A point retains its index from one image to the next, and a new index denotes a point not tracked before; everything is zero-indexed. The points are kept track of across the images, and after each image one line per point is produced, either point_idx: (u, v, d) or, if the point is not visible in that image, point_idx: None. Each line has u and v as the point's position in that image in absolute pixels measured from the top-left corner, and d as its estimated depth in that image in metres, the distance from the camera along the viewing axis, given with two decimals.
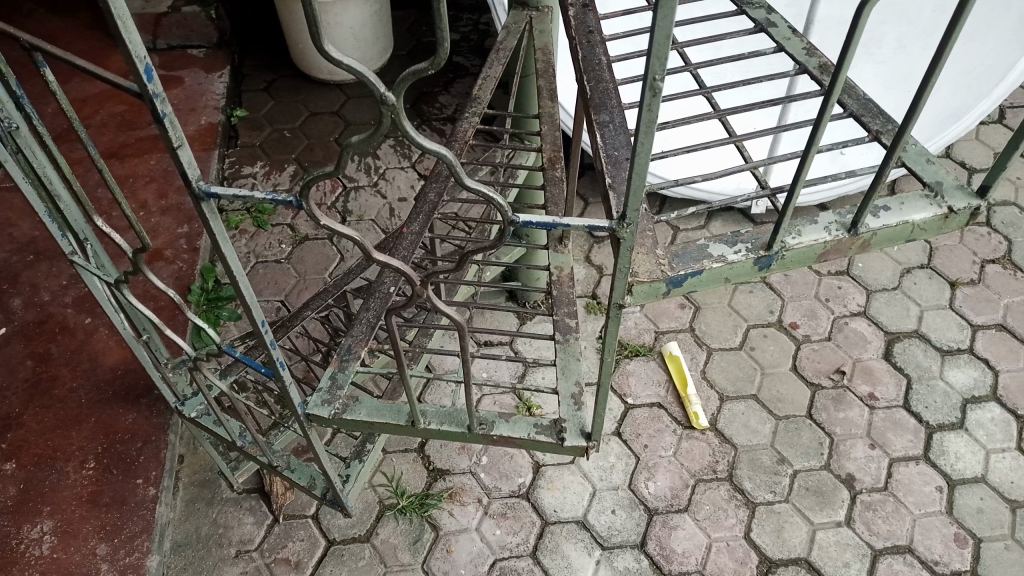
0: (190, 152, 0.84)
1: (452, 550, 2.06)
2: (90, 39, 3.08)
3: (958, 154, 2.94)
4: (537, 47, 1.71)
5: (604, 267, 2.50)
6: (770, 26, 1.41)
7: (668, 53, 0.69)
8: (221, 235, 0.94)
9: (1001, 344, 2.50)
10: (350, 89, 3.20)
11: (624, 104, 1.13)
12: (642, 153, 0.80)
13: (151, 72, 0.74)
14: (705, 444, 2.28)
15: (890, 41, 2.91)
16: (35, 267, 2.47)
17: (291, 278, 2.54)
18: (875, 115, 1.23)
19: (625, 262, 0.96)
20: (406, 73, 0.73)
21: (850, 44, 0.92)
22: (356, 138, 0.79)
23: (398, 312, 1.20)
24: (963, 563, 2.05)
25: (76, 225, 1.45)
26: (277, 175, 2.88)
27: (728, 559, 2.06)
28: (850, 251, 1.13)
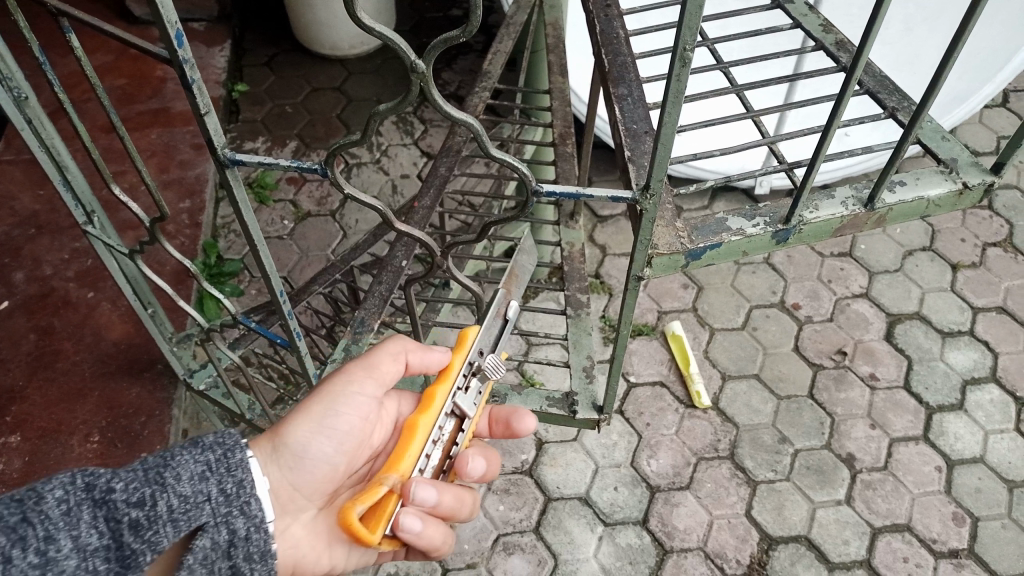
0: (216, 119, 0.84)
1: (456, 526, 2.08)
2: (91, 9, 3.06)
3: (961, 137, 2.94)
4: (547, 22, 1.71)
5: (608, 246, 2.50)
6: (786, 2, 1.41)
7: (699, 24, 0.69)
8: (244, 203, 0.94)
9: (1001, 327, 2.51)
10: (353, 65, 3.19)
11: (642, 77, 1.13)
12: (669, 124, 0.80)
13: (181, 37, 0.74)
14: (707, 422, 2.29)
15: (896, 23, 2.89)
16: (37, 241, 2.47)
17: (294, 254, 2.54)
18: (891, 92, 1.23)
19: (647, 234, 0.98)
20: (437, 40, 0.73)
21: (876, 19, 0.91)
22: (386, 106, 0.79)
23: (417, 282, 1.26)
24: (960, 542, 2.08)
25: (84, 197, 1.45)
26: (279, 151, 2.87)
27: (729, 536, 2.08)
28: (865, 226, 1.14)
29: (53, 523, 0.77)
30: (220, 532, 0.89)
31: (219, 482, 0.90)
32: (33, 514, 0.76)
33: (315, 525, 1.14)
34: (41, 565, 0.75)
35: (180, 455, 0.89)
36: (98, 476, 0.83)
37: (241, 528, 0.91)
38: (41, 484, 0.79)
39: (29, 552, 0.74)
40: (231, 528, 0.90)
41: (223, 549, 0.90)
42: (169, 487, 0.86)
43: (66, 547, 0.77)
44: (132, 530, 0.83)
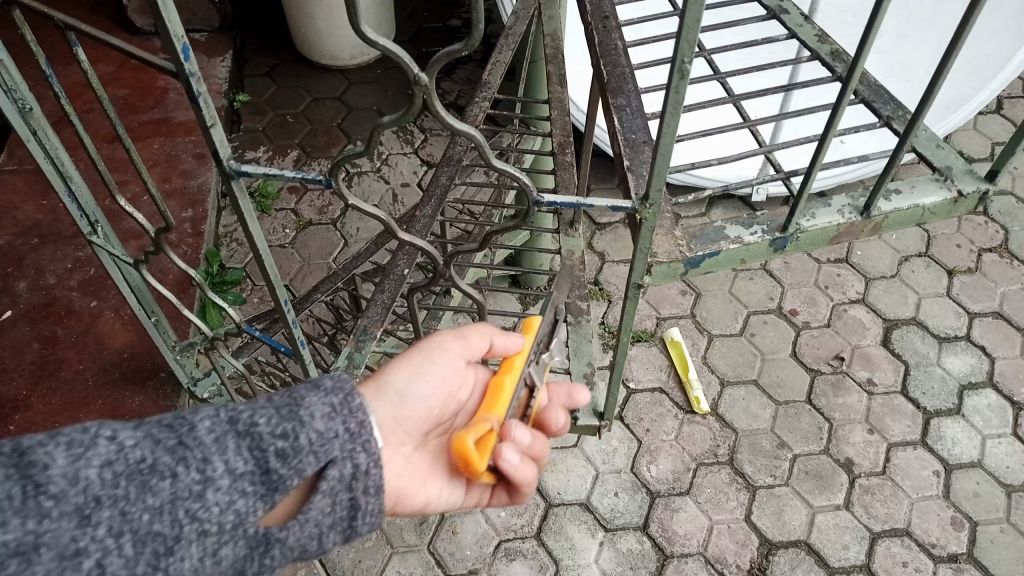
0: (223, 131, 0.86)
1: (458, 532, 2.09)
2: (93, 20, 3.09)
3: (957, 143, 2.97)
4: (546, 33, 1.73)
5: (606, 253, 2.52)
6: (782, 13, 1.43)
7: (697, 36, 0.71)
8: (249, 214, 0.96)
9: (997, 332, 2.53)
10: (353, 75, 3.21)
11: (640, 88, 1.15)
12: (668, 135, 0.82)
13: (189, 51, 0.76)
14: (706, 428, 2.31)
15: (890, 32, 2.95)
16: (39, 251, 2.48)
17: (295, 263, 2.56)
18: (886, 101, 1.25)
19: (646, 242, 1.00)
20: (440, 54, 0.74)
21: (870, 31, 0.93)
22: (390, 117, 0.81)
23: (420, 290, 1.28)
24: (959, 546, 2.09)
25: (87, 207, 1.46)
26: (281, 160, 2.89)
27: (729, 541, 2.09)
28: (862, 234, 1.15)
29: (205, 447, 0.77)
30: (356, 467, 0.86)
31: (354, 417, 0.86)
32: (185, 439, 0.77)
33: (412, 459, 1.14)
34: (198, 486, 0.75)
35: (310, 391, 0.86)
36: (241, 406, 0.82)
37: (371, 465, 0.87)
38: (191, 412, 0.79)
39: (186, 473, 0.75)
40: (356, 465, 0.86)
41: (355, 483, 0.87)
42: (305, 420, 0.83)
43: (218, 472, 0.77)
44: (275, 460, 0.80)
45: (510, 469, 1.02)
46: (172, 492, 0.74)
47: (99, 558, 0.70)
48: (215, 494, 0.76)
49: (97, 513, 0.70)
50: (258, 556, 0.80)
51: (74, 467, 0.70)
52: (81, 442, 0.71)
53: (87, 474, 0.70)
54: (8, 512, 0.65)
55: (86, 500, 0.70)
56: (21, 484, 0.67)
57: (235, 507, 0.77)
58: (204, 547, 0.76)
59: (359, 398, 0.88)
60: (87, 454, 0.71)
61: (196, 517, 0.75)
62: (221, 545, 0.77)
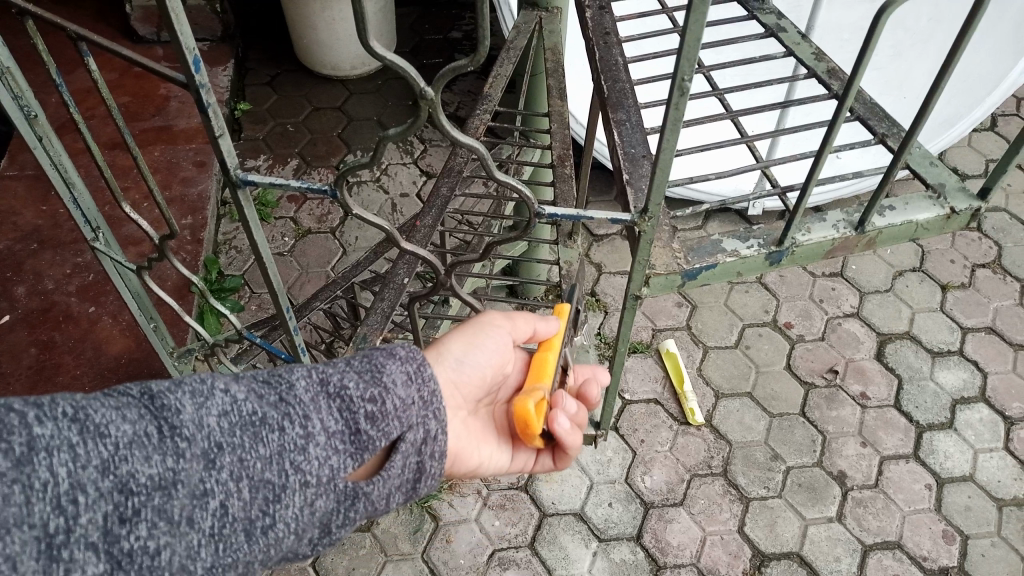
0: (230, 141, 0.87)
1: (452, 541, 2.10)
2: (95, 28, 3.11)
3: (951, 160, 3.00)
4: (547, 47, 1.75)
5: (603, 265, 2.54)
6: (780, 31, 1.45)
7: (697, 55, 0.73)
8: (254, 223, 0.97)
9: (989, 347, 2.56)
10: (353, 85, 3.23)
11: (640, 103, 1.17)
12: (667, 150, 0.84)
13: (199, 63, 0.78)
14: (700, 439, 2.32)
15: (886, 49, 2.97)
16: (38, 256, 2.49)
17: (294, 271, 2.57)
18: (880, 119, 1.27)
19: (645, 254, 1.02)
20: (446, 69, 0.76)
21: (864, 50, 0.95)
22: (396, 129, 0.83)
23: (421, 299, 1.29)
24: (950, 559, 2.11)
25: (89, 213, 1.48)
26: (280, 169, 2.90)
27: (722, 552, 2.10)
28: (856, 249, 1.17)
29: (304, 404, 0.80)
30: (426, 431, 0.91)
31: (425, 386, 0.91)
32: (286, 396, 0.80)
33: (467, 424, 1.19)
34: (301, 439, 0.78)
35: (387, 359, 0.90)
36: (329, 369, 0.85)
37: (437, 431, 0.92)
38: (286, 372, 0.83)
39: (291, 427, 0.78)
40: (426, 429, 0.91)
41: (424, 447, 0.91)
42: (387, 385, 0.87)
43: (317, 427, 0.80)
44: (364, 421, 0.83)
45: (562, 431, 1.12)
46: (280, 443, 0.77)
47: (223, 499, 0.73)
48: (316, 447, 0.79)
49: (221, 457, 0.73)
50: (346, 510, 0.82)
51: (197, 413, 0.73)
52: (200, 391, 0.74)
53: (209, 421, 0.73)
54: (147, 448, 0.69)
55: (210, 444, 0.73)
56: (156, 424, 0.70)
57: (331, 462, 0.80)
58: (306, 497, 0.78)
59: (428, 368, 0.92)
60: (207, 402, 0.74)
61: (299, 468, 0.78)
62: (319, 496, 0.79)
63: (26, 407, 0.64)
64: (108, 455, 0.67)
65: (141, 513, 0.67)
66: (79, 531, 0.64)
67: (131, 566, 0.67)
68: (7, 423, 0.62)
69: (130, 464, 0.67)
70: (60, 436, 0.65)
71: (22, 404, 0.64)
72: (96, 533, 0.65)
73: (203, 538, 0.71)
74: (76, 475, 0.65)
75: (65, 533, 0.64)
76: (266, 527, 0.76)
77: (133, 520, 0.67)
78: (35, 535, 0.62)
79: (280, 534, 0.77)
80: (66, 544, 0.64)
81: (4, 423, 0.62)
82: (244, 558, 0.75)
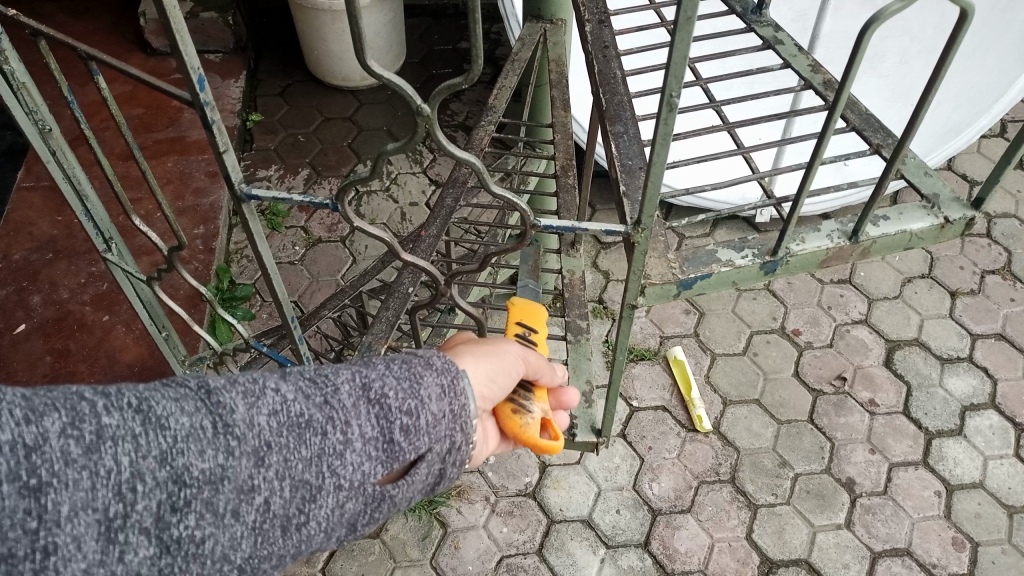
0: (235, 156, 0.89)
1: (460, 547, 2.12)
2: (109, 42, 3.16)
3: (960, 166, 3.00)
4: (551, 59, 1.77)
5: (611, 272, 2.55)
6: (777, 44, 1.47)
7: (683, 73, 0.75)
8: (259, 235, 0.99)
9: (1000, 354, 2.55)
10: (363, 96, 3.27)
11: (637, 115, 1.19)
12: (658, 164, 0.86)
13: (203, 82, 0.80)
14: (708, 446, 2.33)
15: (892, 56, 2.99)
16: (54, 265, 2.53)
17: (305, 279, 2.60)
18: (876, 130, 1.28)
19: (639, 265, 1.03)
20: (442, 87, 0.78)
21: (852, 60, 0.96)
22: (393, 145, 0.85)
23: (424, 308, 1.31)
24: (960, 566, 2.10)
25: (102, 224, 1.50)
26: (292, 179, 2.94)
27: (730, 559, 2.11)
28: (850, 259, 1.18)
29: (346, 409, 0.78)
30: (452, 443, 0.86)
31: (458, 399, 0.86)
32: (331, 399, 0.77)
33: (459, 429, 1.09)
34: (340, 445, 0.76)
35: (424, 369, 0.85)
36: (371, 372, 0.82)
37: (465, 443, 0.87)
38: (331, 372, 0.80)
39: (332, 431, 0.76)
40: (452, 441, 0.86)
41: (450, 456, 0.87)
42: (424, 397, 0.83)
43: (356, 433, 0.78)
44: (400, 433, 0.80)
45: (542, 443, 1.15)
46: (320, 446, 0.75)
47: (267, 495, 0.72)
48: (353, 453, 0.77)
49: (268, 456, 0.72)
50: (374, 512, 0.81)
51: (249, 412, 0.71)
52: (251, 391, 0.73)
53: (260, 420, 0.72)
54: (202, 442, 0.68)
55: (259, 442, 0.71)
56: (211, 420, 0.69)
57: (364, 468, 0.78)
58: (338, 500, 0.77)
59: (464, 381, 0.87)
60: (258, 402, 0.72)
61: (335, 471, 0.76)
62: (350, 499, 0.78)
63: (95, 395, 0.65)
64: (167, 447, 0.66)
65: (191, 504, 0.67)
66: (135, 516, 0.64)
67: (179, 552, 0.67)
68: (78, 411, 0.63)
69: (185, 457, 0.67)
70: (124, 426, 0.64)
71: (91, 393, 0.65)
72: (150, 519, 0.65)
73: (245, 531, 0.71)
74: (136, 464, 0.64)
75: (123, 517, 0.64)
76: (300, 525, 0.75)
77: (184, 510, 0.67)
78: (96, 518, 0.63)
79: (312, 531, 0.76)
80: (123, 528, 0.64)
81: (75, 411, 0.63)
82: (278, 552, 0.75)
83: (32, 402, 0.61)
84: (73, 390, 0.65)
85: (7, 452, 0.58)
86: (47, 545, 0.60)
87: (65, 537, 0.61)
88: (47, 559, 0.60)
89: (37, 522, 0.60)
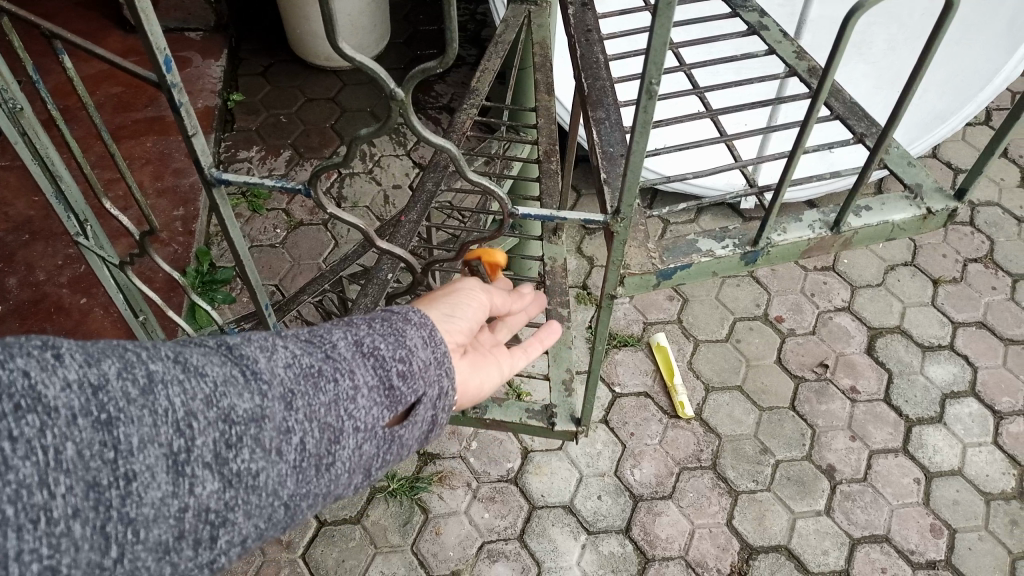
0: (204, 140, 0.87)
1: (441, 533, 2.11)
2: (87, 18, 3.10)
3: (944, 154, 3.00)
4: (535, 42, 1.74)
5: (595, 258, 2.54)
6: (762, 29, 1.45)
7: (664, 59, 0.73)
8: (230, 221, 0.97)
9: (981, 341, 2.56)
10: (346, 76, 3.23)
11: (620, 101, 1.17)
12: (638, 152, 0.84)
13: (170, 63, 0.78)
14: (690, 433, 2.33)
15: (880, 42, 2.97)
16: (30, 247, 2.49)
17: (286, 263, 2.57)
18: (860, 118, 1.27)
19: (619, 255, 1.02)
20: (416, 70, 0.76)
21: (837, 46, 0.95)
22: (366, 131, 0.83)
23: (398, 297, 1.29)
24: (938, 553, 2.11)
25: (78, 206, 1.47)
26: (273, 160, 2.90)
27: (711, 545, 2.11)
28: (832, 249, 1.17)
29: (349, 359, 0.79)
30: (442, 389, 0.86)
31: (440, 349, 0.87)
32: (332, 353, 0.78)
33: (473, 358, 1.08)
34: (353, 390, 0.77)
35: (405, 323, 0.85)
36: (360, 330, 0.82)
37: (452, 388, 0.88)
38: (326, 332, 0.80)
39: (344, 378, 0.77)
40: (442, 388, 0.86)
41: (440, 402, 0.87)
42: (413, 346, 0.84)
43: (363, 380, 0.78)
44: (398, 378, 0.81)
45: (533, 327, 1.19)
46: (336, 392, 0.76)
47: (302, 435, 0.73)
48: (365, 398, 0.78)
49: (295, 400, 0.73)
50: (387, 455, 0.82)
51: (269, 362, 0.73)
52: (267, 344, 0.74)
53: (280, 368, 0.73)
54: (238, 386, 0.70)
55: (285, 388, 0.72)
56: (238, 369, 0.71)
57: (375, 412, 0.79)
58: (359, 442, 0.78)
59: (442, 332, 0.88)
60: (274, 353, 0.74)
61: (352, 415, 0.77)
62: (369, 442, 0.79)
63: (137, 347, 0.66)
64: (210, 390, 0.68)
65: (243, 439, 0.69)
66: (196, 450, 0.66)
67: (240, 484, 0.69)
68: (127, 358, 0.65)
69: (228, 398, 0.68)
70: (170, 371, 0.66)
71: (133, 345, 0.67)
72: (209, 454, 0.67)
73: (289, 468, 0.72)
74: (188, 404, 0.66)
75: (186, 451, 0.65)
76: (329, 465, 0.76)
77: (237, 444, 0.68)
78: (162, 452, 0.64)
79: (339, 472, 0.77)
80: (188, 462, 0.66)
81: (125, 358, 0.65)
82: (316, 492, 0.75)
83: (89, 350, 0.63)
84: (114, 344, 0.67)
85: (76, 390, 0.61)
86: (127, 472, 0.62)
87: (140, 466, 0.63)
88: (129, 484, 0.62)
89: (113, 452, 0.62)
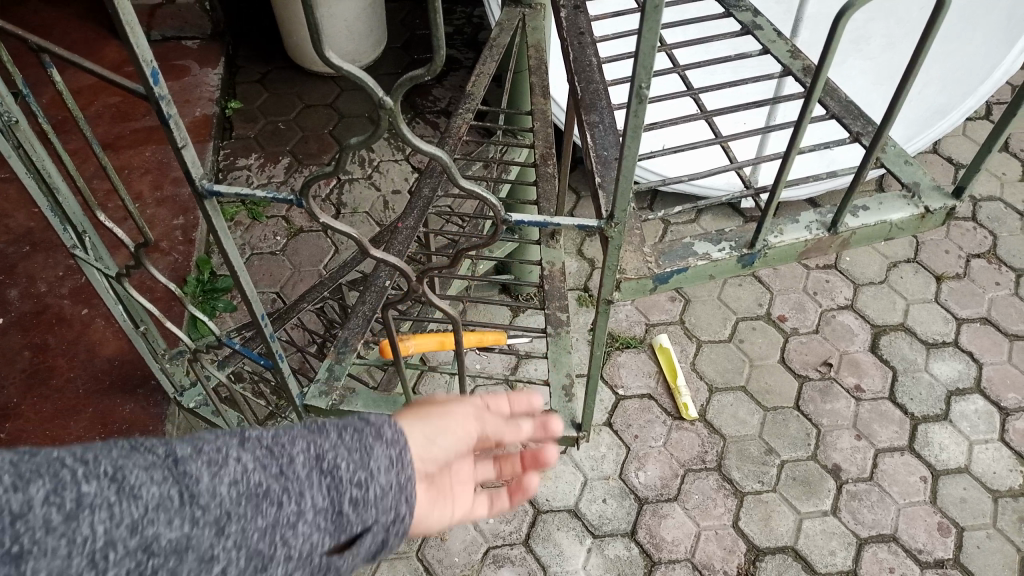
0: (194, 151, 0.87)
1: (446, 539, 2.10)
2: (85, 29, 3.10)
3: (945, 149, 2.99)
4: (530, 44, 1.73)
5: (596, 260, 2.53)
6: (756, 29, 1.45)
7: (653, 63, 0.73)
8: (223, 232, 0.97)
9: (985, 337, 2.54)
10: (344, 82, 3.22)
11: (613, 104, 1.16)
12: (630, 156, 0.84)
13: (158, 75, 0.77)
14: (694, 434, 2.32)
15: (878, 39, 2.96)
16: (31, 259, 2.49)
17: (286, 270, 2.57)
18: (855, 117, 1.26)
19: (614, 260, 1.01)
20: (404, 78, 0.75)
21: (830, 45, 0.94)
22: (356, 139, 0.83)
23: (394, 306, 1.28)
24: (946, 551, 2.10)
25: (76, 218, 1.47)
26: (272, 168, 2.90)
27: (717, 547, 2.10)
28: (829, 250, 1.17)
29: (308, 477, 0.68)
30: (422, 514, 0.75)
31: None
32: (289, 469, 0.67)
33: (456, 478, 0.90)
34: (304, 515, 0.66)
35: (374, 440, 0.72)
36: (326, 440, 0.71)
37: None
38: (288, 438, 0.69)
39: (293, 504, 0.66)
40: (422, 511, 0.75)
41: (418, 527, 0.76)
42: (374, 468, 0.71)
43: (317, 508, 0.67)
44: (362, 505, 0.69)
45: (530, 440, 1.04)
46: (282, 517, 0.65)
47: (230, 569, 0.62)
48: (317, 524, 0.67)
49: (231, 529, 0.63)
50: None
51: (213, 481, 0.63)
52: (216, 458, 0.64)
53: (223, 489, 0.63)
54: (170, 511, 0.60)
55: (221, 513, 0.62)
56: (176, 489, 0.61)
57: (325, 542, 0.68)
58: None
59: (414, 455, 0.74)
60: (221, 470, 0.64)
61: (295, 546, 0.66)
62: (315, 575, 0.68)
63: (75, 460, 0.58)
64: (137, 515, 0.58)
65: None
66: None
67: None
68: (59, 476, 0.56)
69: (155, 526, 0.59)
70: (101, 493, 0.58)
71: (72, 456, 0.58)
72: None
73: None
74: (110, 533, 0.57)
75: None
76: None
77: None
78: None
79: None
80: None
81: (57, 476, 0.56)
82: None
83: (18, 466, 0.55)
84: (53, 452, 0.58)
85: None
86: None
87: None
88: None
89: None
